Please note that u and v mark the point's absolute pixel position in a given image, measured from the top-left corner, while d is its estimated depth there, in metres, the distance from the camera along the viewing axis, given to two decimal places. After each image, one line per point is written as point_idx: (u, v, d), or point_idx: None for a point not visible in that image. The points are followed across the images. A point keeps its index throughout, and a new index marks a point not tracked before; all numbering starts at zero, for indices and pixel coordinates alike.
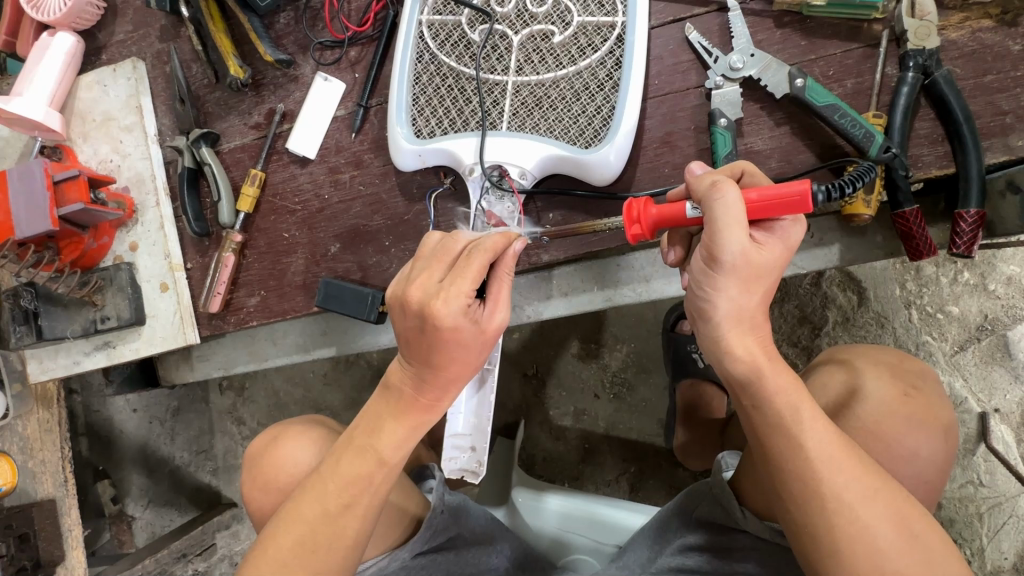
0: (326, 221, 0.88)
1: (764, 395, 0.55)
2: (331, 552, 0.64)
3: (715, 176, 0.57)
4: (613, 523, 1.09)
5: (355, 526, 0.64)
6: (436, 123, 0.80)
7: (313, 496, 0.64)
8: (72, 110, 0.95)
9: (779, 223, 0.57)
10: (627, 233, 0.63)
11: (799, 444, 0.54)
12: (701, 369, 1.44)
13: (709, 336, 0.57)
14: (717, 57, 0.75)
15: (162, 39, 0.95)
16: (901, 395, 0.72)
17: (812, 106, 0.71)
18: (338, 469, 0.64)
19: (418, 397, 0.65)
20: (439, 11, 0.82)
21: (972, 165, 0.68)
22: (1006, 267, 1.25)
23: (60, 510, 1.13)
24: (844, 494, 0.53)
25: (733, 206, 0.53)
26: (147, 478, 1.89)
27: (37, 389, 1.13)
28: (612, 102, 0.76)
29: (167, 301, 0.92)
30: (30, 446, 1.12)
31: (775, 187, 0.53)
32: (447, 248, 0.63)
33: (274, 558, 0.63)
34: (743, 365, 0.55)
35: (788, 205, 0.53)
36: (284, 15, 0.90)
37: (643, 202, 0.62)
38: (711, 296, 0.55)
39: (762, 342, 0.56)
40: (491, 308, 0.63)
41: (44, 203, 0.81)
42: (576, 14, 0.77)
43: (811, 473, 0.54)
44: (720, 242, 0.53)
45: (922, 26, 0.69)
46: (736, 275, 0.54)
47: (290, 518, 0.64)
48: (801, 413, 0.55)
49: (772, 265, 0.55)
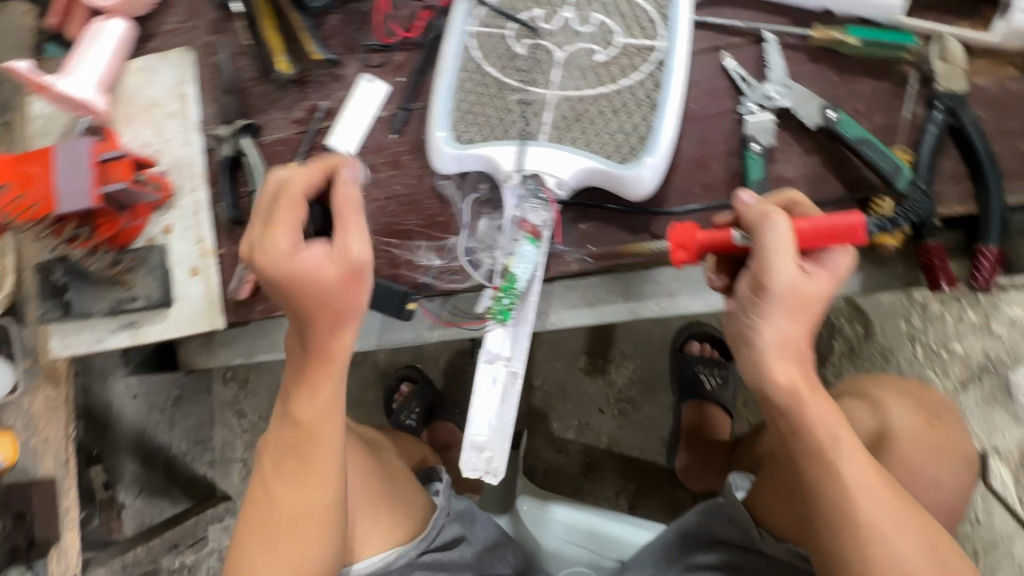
0: (360, 217, 0.91)
1: (805, 422, 0.61)
2: (309, 516, 0.73)
3: (766, 206, 0.62)
4: (614, 537, 1.12)
5: (329, 491, 0.74)
6: (477, 130, 0.83)
7: (277, 467, 0.74)
8: (118, 94, 0.97)
9: (829, 256, 0.61)
10: (674, 257, 0.67)
11: (837, 474, 0.61)
12: (710, 391, 1.48)
13: (752, 361, 0.61)
14: (753, 86, 0.79)
15: (211, 31, 0.97)
16: (921, 421, 0.81)
17: (844, 137, 0.74)
18: (286, 438, 0.73)
19: (309, 347, 0.70)
20: (486, 23, 0.85)
21: (993, 204, 0.71)
22: (1010, 310, 1.28)
23: (60, 491, 1.15)
24: (878, 520, 0.61)
25: (783, 234, 0.59)
26: (140, 466, 1.82)
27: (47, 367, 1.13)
28: (650, 122, 0.79)
29: (196, 285, 0.93)
30: (35, 424, 1.14)
31: (827, 219, 0.59)
32: (280, 195, 0.66)
33: (267, 522, 0.74)
34: (782, 390, 0.60)
35: (840, 236, 0.59)
36: (333, 17, 0.93)
37: (689, 228, 0.66)
38: (759, 322, 0.60)
39: (806, 373, 0.61)
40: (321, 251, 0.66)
41: (88, 180, 0.82)
42: (620, 36, 0.80)
43: (848, 500, 0.61)
44: (770, 272, 0.58)
45: (951, 69, 0.73)
46: (784, 304, 0.59)
47: (271, 487, 0.74)
48: (840, 443, 0.61)
49: (820, 295, 0.59)
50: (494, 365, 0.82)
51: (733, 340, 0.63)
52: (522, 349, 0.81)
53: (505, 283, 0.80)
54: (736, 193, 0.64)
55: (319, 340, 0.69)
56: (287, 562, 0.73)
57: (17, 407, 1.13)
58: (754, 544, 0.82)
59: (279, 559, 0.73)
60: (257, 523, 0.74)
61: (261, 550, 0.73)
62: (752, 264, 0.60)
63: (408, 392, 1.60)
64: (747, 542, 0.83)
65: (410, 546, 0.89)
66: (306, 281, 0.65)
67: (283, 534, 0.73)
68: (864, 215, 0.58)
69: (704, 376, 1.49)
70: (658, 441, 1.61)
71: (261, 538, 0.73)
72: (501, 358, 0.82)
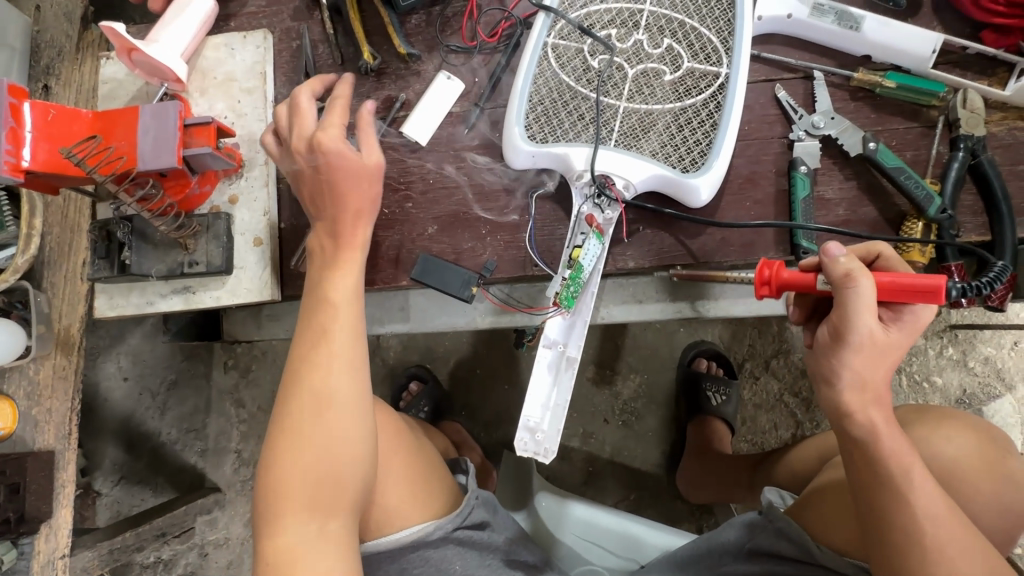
0: (427, 203, 0.95)
1: (880, 455, 0.68)
2: (332, 405, 0.74)
3: (851, 262, 0.65)
4: (631, 535, 1.15)
5: (346, 376, 0.76)
6: (550, 131, 0.90)
7: (299, 356, 0.76)
8: (196, 66, 1.00)
9: (908, 308, 0.68)
10: (758, 291, 0.72)
11: (907, 501, 0.68)
12: (714, 407, 1.52)
13: (830, 399, 0.70)
14: (802, 116, 0.89)
15: (293, 18, 1.02)
16: (985, 455, 0.85)
17: (882, 166, 0.84)
18: (306, 329, 0.78)
19: (341, 232, 0.81)
20: (563, 37, 0.92)
21: (1007, 235, 0.81)
22: (984, 348, 1.43)
23: (58, 464, 1.08)
24: (945, 548, 0.67)
25: (866, 296, 0.65)
26: (124, 453, 1.74)
27: (61, 333, 1.10)
28: (710, 138, 0.87)
29: (257, 256, 0.95)
30: (38, 393, 1.07)
31: (909, 280, 0.64)
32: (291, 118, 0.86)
33: (290, 418, 0.73)
34: (863, 428, 0.69)
35: (917, 295, 0.65)
36: (416, 17, 0.99)
37: (775, 267, 0.71)
38: (840, 366, 0.68)
39: (883, 411, 0.69)
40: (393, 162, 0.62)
41: (175, 140, 0.84)
42: (687, 60, 0.89)
43: (915, 526, 0.67)
44: (852, 325, 0.66)
45: (972, 117, 0.84)
46: (862, 352, 0.67)
47: (294, 378, 0.75)
48: (911, 474, 0.68)
49: (896, 346, 0.67)
50: (552, 350, 0.86)
51: (816, 376, 0.72)
52: (579, 337, 0.86)
53: (572, 272, 0.83)
54: (825, 246, 0.66)
55: (347, 228, 0.82)
56: (313, 460, 0.72)
57: (19, 373, 1.07)
58: (811, 556, 0.83)
59: (305, 459, 0.72)
60: (283, 426, 0.74)
61: (288, 452, 0.72)
62: (834, 316, 0.68)
63: (417, 390, 1.56)
64: (802, 556, 0.84)
65: (445, 518, 0.89)
66: (337, 164, 0.80)
67: (305, 427, 0.73)
68: (948, 282, 0.62)
69: (710, 392, 1.53)
70: (657, 453, 1.63)
71: (287, 441, 0.73)
72: (558, 344, 0.87)
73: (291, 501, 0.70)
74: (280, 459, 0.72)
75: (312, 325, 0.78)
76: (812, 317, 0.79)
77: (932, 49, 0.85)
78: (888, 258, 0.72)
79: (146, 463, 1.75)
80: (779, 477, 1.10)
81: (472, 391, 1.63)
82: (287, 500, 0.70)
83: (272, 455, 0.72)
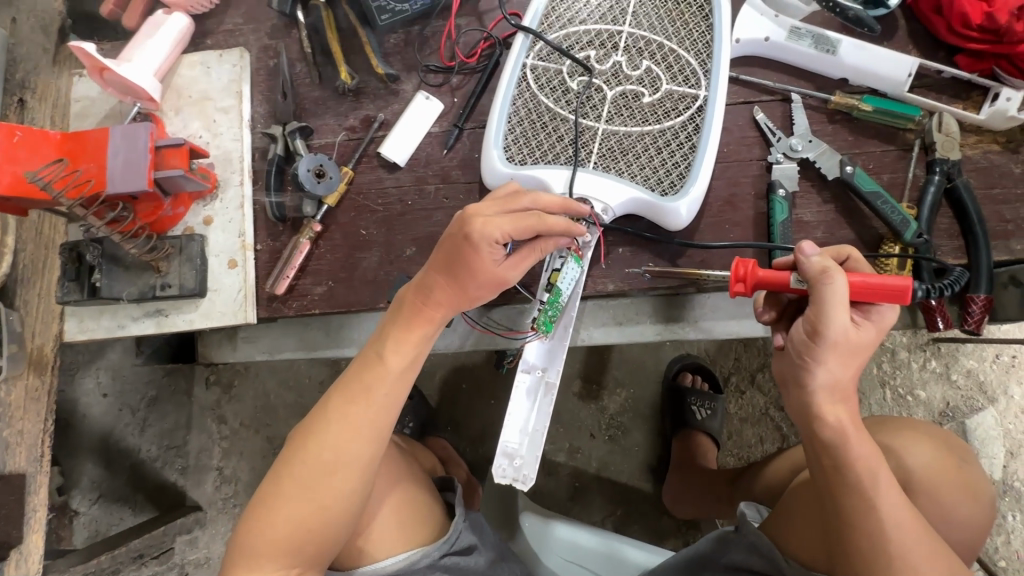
0: (405, 225, 0.94)
1: (847, 459, 0.68)
2: (344, 471, 0.74)
3: (825, 260, 0.66)
4: (619, 557, 1.13)
5: (366, 450, 0.75)
6: (529, 152, 0.89)
7: (331, 413, 0.75)
8: (171, 84, 0.98)
9: (876, 309, 0.68)
10: (732, 289, 0.70)
11: (873, 505, 0.67)
12: (699, 421, 1.50)
13: (804, 402, 0.69)
14: (780, 138, 0.89)
15: (271, 36, 1.01)
16: (950, 464, 0.85)
17: (859, 189, 0.84)
18: (341, 387, 0.77)
19: (422, 307, 0.77)
20: (543, 58, 0.92)
21: (982, 259, 0.82)
22: (966, 361, 1.43)
23: (28, 488, 1.03)
24: (910, 554, 0.66)
25: (841, 292, 0.64)
26: (103, 469, 1.62)
27: (33, 351, 1.02)
28: (689, 160, 0.87)
29: (232, 278, 0.93)
30: (9, 414, 1.00)
31: (879, 278, 0.63)
32: (512, 199, 0.74)
33: (297, 466, 0.74)
34: (832, 429, 0.68)
35: (887, 294, 0.64)
36: (395, 36, 0.98)
37: (751, 264, 0.69)
38: (813, 364, 0.67)
39: (850, 412, 0.69)
40: (512, 262, 0.75)
41: (145, 163, 0.83)
42: (666, 82, 0.88)
43: (879, 530, 0.67)
44: (827, 322, 0.64)
45: (948, 140, 0.85)
46: (836, 350, 0.65)
47: (316, 431, 0.75)
48: (877, 477, 0.67)
49: (867, 345, 0.67)
50: (531, 374, 0.86)
51: (788, 376, 0.71)
52: (557, 361, 0.85)
53: (551, 296, 0.83)
54: (799, 245, 0.67)
55: (427, 296, 0.77)
56: (308, 514, 0.73)
57: None
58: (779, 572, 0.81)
59: (300, 511, 0.73)
60: (289, 470, 0.74)
61: (287, 498, 0.73)
62: (809, 313, 0.66)
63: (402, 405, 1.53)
64: (771, 570, 0.82)
65: (432, 547, 0.90)
66: (472, 260, 0.72)
67: (310, 482, 0.73)
68: (914, 283, 0.62)
69: (694, 407, 1.51)
70: (642, 468, 1.62)
71: (290, 488, 0.73)
72: (537, 368, 0.86)
73: (273, 544, 0.72)
74: (278, 498, 0.73)
75: (347, 386, 0.77)
76: (783, 319, 0.77)
77: (907, 73, 0.85)
78: (859, 261, 0.71)
79: (127, 480, 1.66)
80: (757, 490, 1.09)
81: (458, 406, 1.61)
82: (270, 543, 0.72)
83: (271, 493, 0.74)
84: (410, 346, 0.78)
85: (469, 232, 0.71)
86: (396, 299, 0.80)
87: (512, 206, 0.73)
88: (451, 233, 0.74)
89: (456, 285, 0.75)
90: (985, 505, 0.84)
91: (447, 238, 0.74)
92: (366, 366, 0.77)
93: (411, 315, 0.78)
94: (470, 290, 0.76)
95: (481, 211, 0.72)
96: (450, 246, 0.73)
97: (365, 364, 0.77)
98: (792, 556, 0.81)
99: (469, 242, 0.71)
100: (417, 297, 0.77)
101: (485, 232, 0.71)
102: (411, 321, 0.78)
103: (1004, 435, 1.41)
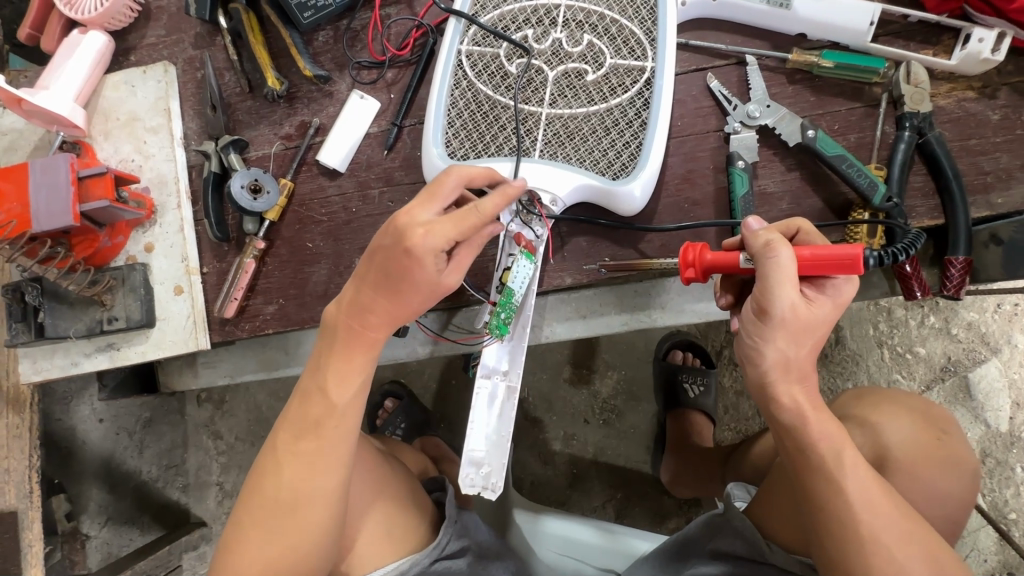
0: (352, 233, 0.90)
1: (809, 440, 0.64)
2: (307, 509, 0.65)
3: (770, 234, 0.63)
4: (607, 551, 1.03)
5: (332, 479, 0.66)
6: (471, 146, 0.84)
7: (282, 451, 0.66)
8: (96, 108, 0.94)
9: (831, 282, 0.64)
10: (683, 275, 0.69)
11: (840, 487, 0.62)
12: (692, 399, 1.39)
13: (757, 382, 0.66)
14: (736, 106, 0.83)
15: (195, 46, 0.96)
16: (927, 439, 0.80)
17: (823, 155, 0.79)
18: (289, 419, 0.67)
19: (358, 321, 0.66)
20: (478, 43, 0.85)
21: (961, 217, 0.76)
22: (966, 313, 1.37)
23: (22, 524, 1.02)
24: (882, 535, 0.61)
25: (786, 266, 0.61)
26: (109, 493, 1.58)
27: (9, 390, 1.02)
28: (640, 139, 0.81)
29: (180, 305, 0.90)
30: None
31: (829, 250, 0.60)
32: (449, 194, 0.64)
33: (258, 509, 0.65)
34: (789, 411, 0.65)
35: (838, 266, 0.60)
36: (323, 33, 0.93)
37: (698, 249, 0.68)
38: (762, 343, 0.64)
39: (806, 391, 0.65)
40: (452, 265, 0.66)
41: (68, 197, 0.81)
42: (609, 57, 0.82)
43: (849, 513, 0.62)
44: (772, 299, 0.62)
45: (917, 92, 0.78)
46: (785, 329, 0.62)
47: (270, 471, 0.66)
48: (843, 456, 0.63)
49: (820, 321, 0.63)
50: (491, 379, 0.82)
51: (742, 358, 0.67)
52: (518, 364, 0.81)
53: (502, 297, 0.78)
54: (744, 221, 0.67)
55: (361, 313, 0.66)
56: (273, 558, 0.64)
57: None
58: (761, 557, 0.78)
59: (263, 557, 0.64)
60: (251, 513, 0.65)
61: (249, 544, 0.64)
62: (756, 291, 0.64)
63: (392, 407, 1.42)
64: (754, 554, 0.79)
65: (422, 553, 0.83)
66: (411, 261, 0.62)
67: (274, 525, 0.64)
68: (864, 251, 0.58)
69: (686, 384, 1.40)
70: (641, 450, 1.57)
71: (255, 532, 0.64)
72: (498, 372, 0.82)
73: None
74: (244, 544, 0.64)
75: (295, 417, 0.67)
76: (741, 301, 0.76)
77: (869, 22, 0.79)
78: (812, 234, 0.68)
79: (132, 501, 1.59)
80: (744, 469, 1.04)
81: (449, 403, 1.52)
82: None
83: (235, 539, 0.65)
84: (356, 373, 0.67)
85: (407, 244, 0.61)
86: (321, 322, 0.69)
87: (443, 199, 0.64)
88: (381, 244, 0.63)
89: (395, 302, 0.65)
90: (966, 480, 0.80)
91: (378, 250, 0.64)
92: (310, 397, 0.67)
93: (349, 336, 0.67)
94: (416, 302, 0.66)
95: (411, 217, 0.62)
96: (384, 260, 0.63)
97: (310, 393, 0.67)
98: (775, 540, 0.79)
99: (409, 255, 0.61)
100: (352, 319, 0.66)
101: (427, 243, 0.61)
102: (352, 341, 0.67)
103: (1010, 386, 1.35)
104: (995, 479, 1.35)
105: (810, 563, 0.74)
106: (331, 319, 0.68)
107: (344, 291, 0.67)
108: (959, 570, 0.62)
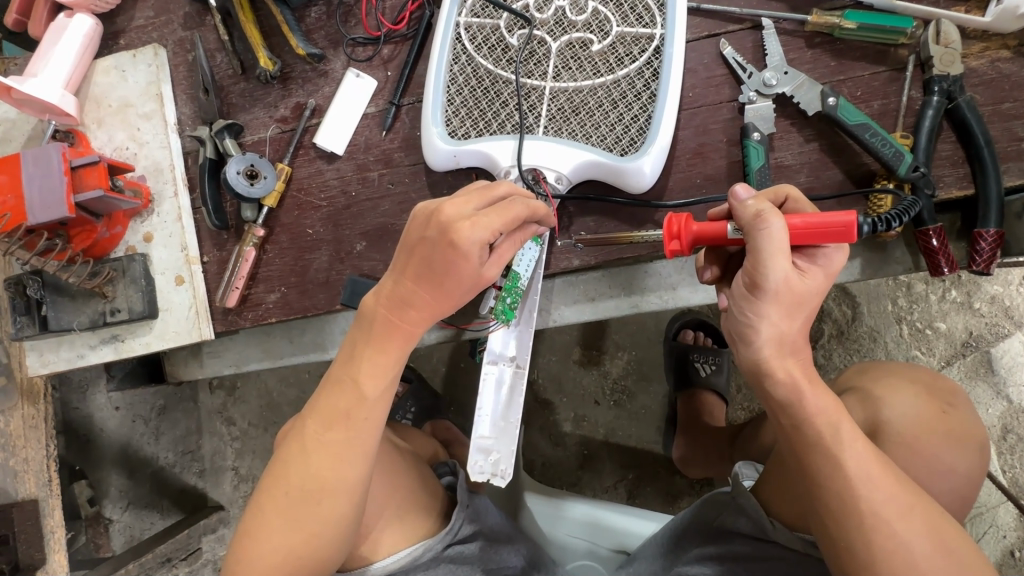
0: (351, 218, 0.88)
1: (804, 416, 0.61)
2: (330, 499, 0.64)
3: (760, 204, 0.60)
4: (617, 529, 1.02)
5: (357, 473, 0.65)
6: (472, 124, 0.80)
7: (308, 441, 0.65)
8: (87, 94, 0.92)
9: (822, 252, 0.61)
10: (667, 248, 0.66)
11: (839, 464, 0.60)
12: (704, 378, 1.36)
13: (750, 360, 0.63)
14: (751, 73, 0.78)
15: (185, 27, 0.93)
16: (932, 413, 0.77)
17: (844, 124, 0.74)
18: (318, 408, 0.66)
19: (395, 320, 0.64)
20: (477, 14, 0.81)
21: (992, 187, 0.72)
22: (989, 287, 1.32)
23: (42, 511, 1.02)
24: (883, 511, 0.59)
25: (778, 237, 0.58)
26: (128, 479, 1.59)
27: (24, 382, 1.03)
28: (649, 112, 0.77)
29: (181, 295, 0.89)
30: (12, 443, 1.01)
31: (821, 218, 0.57)
32: (489, 189, 0.64)
33: (278, 494, 0.64)
34: (783, 388, 0.62)
35: (832, 234, 0.57)
36: (316, 10, 0.90)
37: (684, 219, 0.65)
38: (756, 319, 0.61)
39: (803, 366, 0.62)
40: (494, 259, 0.64)
41: (61, 188, 0.79)
42: (615, 25, 0.77)
43: (848, 489, 0.60)
44: (765, 272, 0.59)
45: (947, 53, 0.73)
46: (780, 302, 0.60)
47: (295, 458, 0.64)
48: (840, 431, 0.61)
49: (814, 293, 0.60)
50: (498, 365, 0.79)
51: (734, 335, 0.65)
52: (525, 348, 0.79)
53: (508, 282, 0.78)
54: (732, 190, 0.63)
55: (398, 310, 0.64)
56: (294, 547, 0.63)
57: None
58: (766, 534, 0.77)
59: (286, 544, 0.63)
60: (271, 498, 0.64)
61: (272, 529, 0.63)
62: (747, 265, 0.61)
63: (402, 392, 1.41)
64: (759, 533, 0.77)
65: (434, 539, 0.82)
66: (456, 258, 0.60)
67: (293, 511, 0.63)
68: (857, 217, 0.55)
69: (698, 364, 1.37)
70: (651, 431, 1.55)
71: (274, 517, 0.63)
72: (504, 358, 0.79)
73: None
74: (262, 528, 0.64)
75: (324, 406, 0.65)
76: (727, 275, 0.74)
77: None
78: (801, 201, 0.64)
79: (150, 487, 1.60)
80: (754, 449, 1.03)
81: (458, 386, 1.52)
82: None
83: (253, 523, 0.64)
84: (389, 367, 0.65)
85: (453, 236, 0.59)
86: (355, 310, 0.66)
87: (489, 198, 0.63)
88: (423, 236, 0.61)
89: (437, 297, 0.63)
90: (973, 455, 0.77)
91: (420, 242, 0.61)
92: (341, 386, 0.65)
93: (384, 330, 0.65)
94: (453, 300, 0.64)
95: (457, 210, 0.60)
96: (427, 253, 0.61)
97: (341, 382, 0.65)
98: (774, 517, 0.77)
99: (454, 248, 0.59)
100: (390, 311, 0.64)
101: (473, 236, 0.59)
102: (387, 336, 0.65)
103: None
104: (1018, 456, 1.31)
105: (813, 541, 0.72)
106: (368, 311, 0.65)
107: (383, 282, 0.65)
108: (965, 544, 0.60)
